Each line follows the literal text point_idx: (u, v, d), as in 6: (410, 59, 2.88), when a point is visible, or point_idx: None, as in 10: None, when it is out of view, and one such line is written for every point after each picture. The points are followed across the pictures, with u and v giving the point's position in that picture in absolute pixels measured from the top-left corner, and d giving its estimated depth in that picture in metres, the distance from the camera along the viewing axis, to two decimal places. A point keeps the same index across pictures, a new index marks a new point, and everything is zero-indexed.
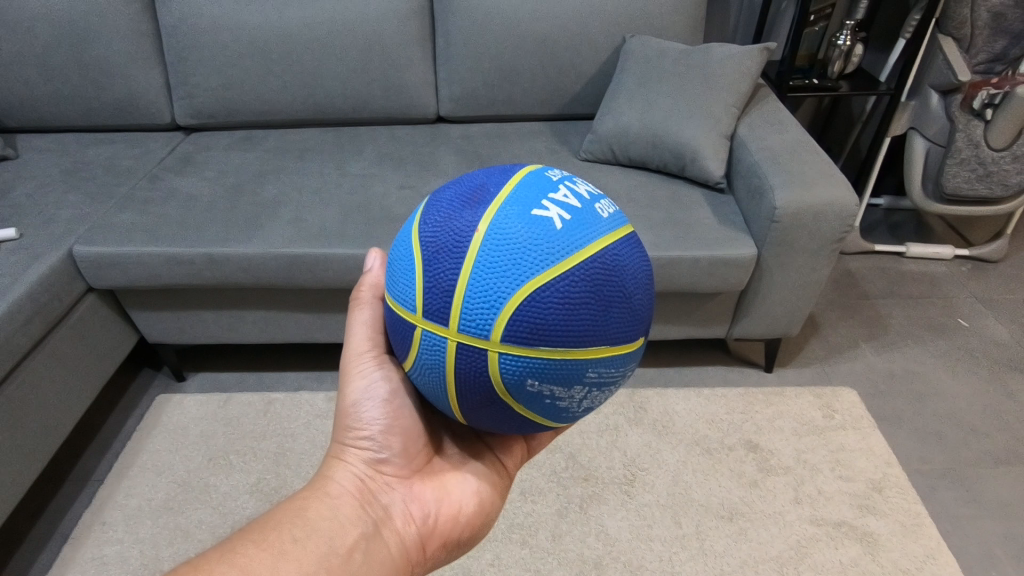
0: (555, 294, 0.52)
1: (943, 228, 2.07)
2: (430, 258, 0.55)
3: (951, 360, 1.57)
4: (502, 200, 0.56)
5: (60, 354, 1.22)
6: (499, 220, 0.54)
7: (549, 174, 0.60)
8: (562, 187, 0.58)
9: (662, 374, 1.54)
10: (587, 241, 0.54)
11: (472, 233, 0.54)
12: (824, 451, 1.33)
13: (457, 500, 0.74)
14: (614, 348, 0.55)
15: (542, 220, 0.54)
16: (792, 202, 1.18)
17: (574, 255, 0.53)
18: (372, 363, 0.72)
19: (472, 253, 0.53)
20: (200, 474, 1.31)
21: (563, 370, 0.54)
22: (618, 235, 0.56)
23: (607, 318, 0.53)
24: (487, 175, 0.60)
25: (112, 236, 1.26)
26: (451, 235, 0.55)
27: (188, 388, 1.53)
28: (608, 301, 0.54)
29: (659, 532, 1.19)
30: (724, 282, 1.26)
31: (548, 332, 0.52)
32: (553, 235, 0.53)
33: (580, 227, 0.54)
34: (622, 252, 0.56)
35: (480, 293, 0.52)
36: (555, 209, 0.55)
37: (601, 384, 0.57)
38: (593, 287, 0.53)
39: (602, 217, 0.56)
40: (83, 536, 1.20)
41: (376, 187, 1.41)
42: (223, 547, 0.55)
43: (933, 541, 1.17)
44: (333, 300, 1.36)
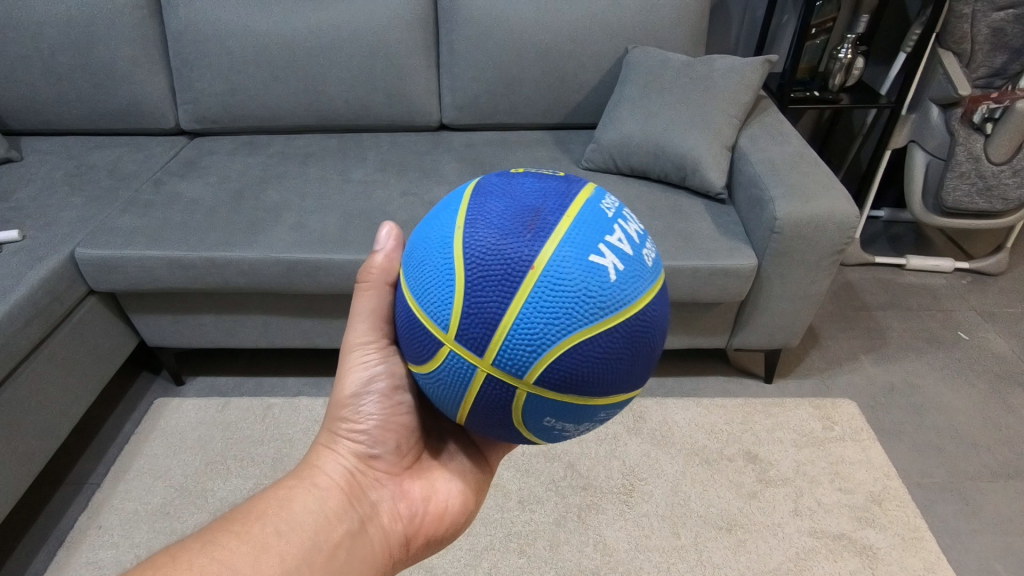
0: (597, 348, 0.51)
1: (943, 241, 2.07)
2: (474, 282, 0.52)
3: (950, 373, 1.57)
4: (560, 236, 0.53)
5: (60, 356, 1.22)
6: (556, 260, 0.51)
7: (605, 205, 0.57)
8: (618, 228, 0.55)
9: (661, 384, 1.53)
10: (635, 298, 0.53)
11: (526, 268, 0.51)
12: (824, 462, 1.32)
13: (443, 499, 0.74)
14: (628, 395, 0.58)
15: (599, 269, 0.51)
16: (793, 213, 1.18)
17: (622, 312, 0.52)
18: (374, 355, 0.71)
19: (523, 290, 0.51)
20: (197, 479, 1.31)
21: (581, 413, 0.56)
22: (658, 288, 0.56)
23: (632, 370, 0.55)
24: (543, 196, 0.56)
25: (114, 239, 1.26)
26: (501, 265, 0.52)
27: (187, 391, 1.53)
28: (637, 354, 0.55)
29: (657, 542, 1.18)
30: (725, 292, 1.26)
31: (580, 382, 0.52)
32: (607, 287, 0.51)
33: (633, 281, 0.53)
34: (659, 307, 0.56)
35: (524, 334, 0.51)
36: (612, 257, 0.53)
37: (606, 419, 0.60)
38: (631, 344, 0.53)
39: (650, 270, 0.56)
40: (78, 540, 1.19)
41: (378, 194, 1.42)
42: (205, 538, 0.54)
43: (932, 555, 1.16)
44: (333, 306, 1.36)
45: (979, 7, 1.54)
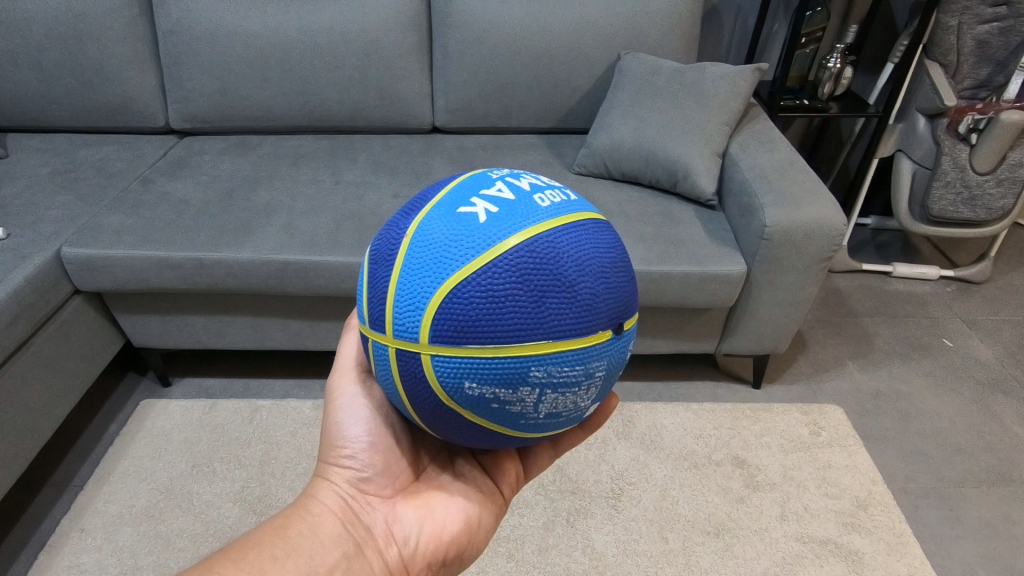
0: (477, 287, 0.53)
1: (928, 249, 2.10)
2: (373, 268, 0.59)
3: (935, 379, 1.59)
4: (435, 204, 0.59)
5: (44, 357, 1.20)
6: (428, 222, 0.57)
7: (489, 175, 0.62)
8: (498, 185, 0.60)
9: (651, 389, 1.54)
10: (512, 231, 0.54)
11: (404, 238, 0.57)
12: (811, 468, 1.33)
13: (441, 520, 0.71)
14: (557, 344, 0.53)
15: (466, 216, 0.56)
16: (782, 220, 1.20)
17: (497, 246, 0.53)
18: (356, 381, 0.74)
19: (401, 257, 0.56)
20: (183, 482, 1.29)
21: (499, 369, 0.53)
22: (554, 223, 0.56)
23: (540, 309, 0.52)
24: (432, 187, 0.64)
25: (101, 238, 1.25)
26: (389, 244, 0.59)
27: (173, 393, 1.51)
28: (540, 292, 0.53)
29: (646, 547, 1.18)
30: (714, 297, 1.27)
31: (472, 328, 0.52)
32: (476, 228, 0.54)
33: (507, 217, 0.55)
34: (558, 239, 0.55)
35: (406, 292, 0.55)
36: (482, 204, 0.57)
37: (555, 384, 0.55)
38: (519, 276, 0.53)
39: (537, 208, 0.57)
40: (60, 543, 1.17)
41: (370, 196, 1.41)
42: (201, 565, 0.55)
43: (917, 560, 1.17)
44: (323, 308, 1.36)
45: (965, 20, 1.56)
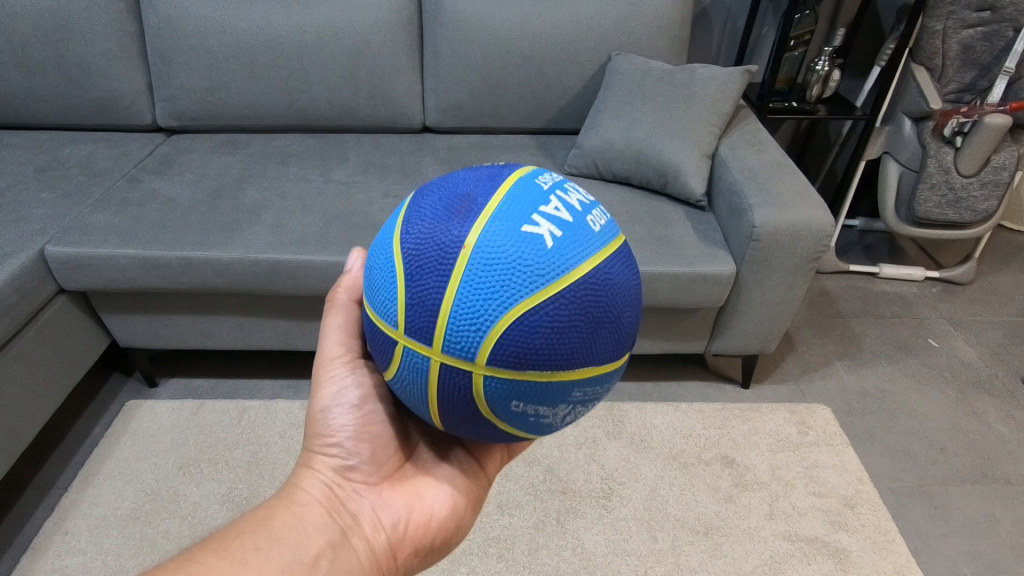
0: (544, 317, 0.51)
1: (915, 250, 2.12)
2: (413, 272, 0.54)
3: (921, 379, 1.61)
4: (491, 214, 0.54)
5: (27, 357, 1.18)
6: (487, 236, 0.52)
7: (539, 180, 0.58)
8: (554, 199, 0.56)
9: (641, 388, 1.55)
10: (580, 261, 0.53)
11: (461, 250, 0.52)
12: (798, 467, 1.35)
13: (429, 506, 0.72)
14: (600, 368, 0.56)
15: (531, 237, 0.52)
16: (771, 221, 1.20)
17: (565, 276, 0.52)
18: (344, 368, 0.71)
19: (456, 271, 0.52)
20: (169, 483, 1.28)
21: (549, 392, 0.54)
22: (609, 251, 0.55)
23: (595, 340, 0.53)
24: (472, 181, 0.58)
25: (86, 237, 1.23)
26: (438, 252, 0.53)
27: (160, 393, 1.50)
28: (596, 321, 0.53)
29: (635, 546, 1.19)
30: (704, 298, 1.28)
31: (534, 356, 0.52)
32: (544, 254, 0.52)
33: (575, 246, 0.53)
34: (613, 269, 0.55)
35: (465, 313, 0.51)
36: (546, 224, 0.53)
37: (585, 400, 0.58)
38: (582, 309, 0.52)
39: (596, 234, 0.55)
40: (43, 546, 1.16)
41: (359, 196, 1.41)
42: (182, 557, 0.53)
43: (902, 558, 1.19)
44: (311, 307, 1.35)
45: (950, 24, 1.58)
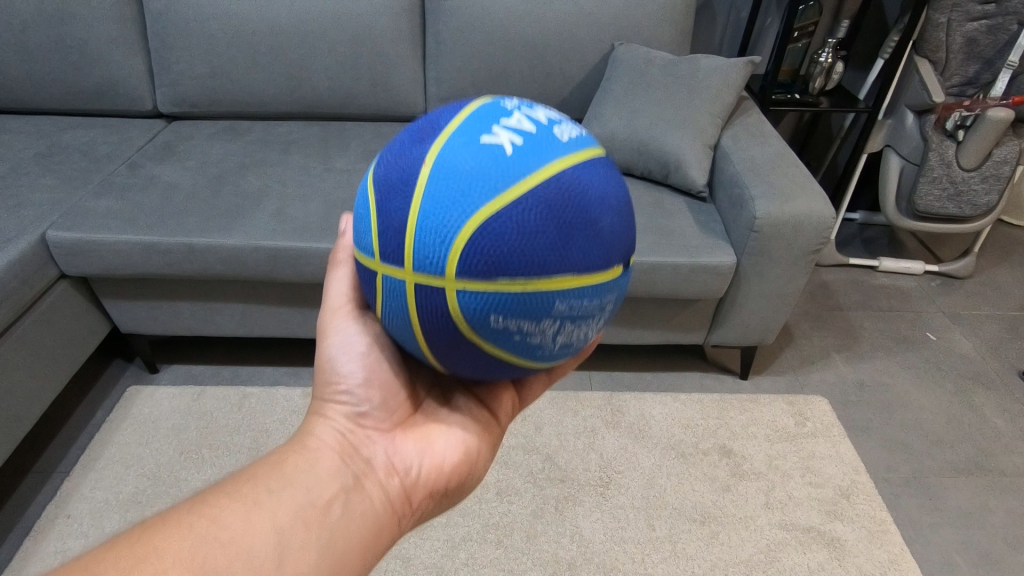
0: (509, 220, 0.52)
1: (914, 244, 2.13)
2: (384, 200, 0.57)
3: (918, 372, 1.62)
4: (456, 133, 0.56)
5: (29, 341, 1.18)
6: (448, 151, 0.55)
7: (504, 104, 0.60)
8: (517, 114, 0.58)
9: (640, 378, 1.56)
10: (543, 166, 0.54)
11: (426, 169, 0.55)
12: (795, 457, 1.36)
13: (440, 452, 0.73)
14: (581, 278, 0.54)
15: (492, 147, 0.54)
16: (772, 212, 1.21)
17: (526, 179, 0.53)
18: (348, 319, 0.72)
19: (420, 189, 0.54)
20: (170, 468, 1.29)
21: (527, 303, 0.53)
22: (576, 159, 0.56)
23: (568, 244, 0.53)
24: (440, 113, 0.61)
25: (88, 222, 1.23)
26: (405, 174, 0.56)
27: (160, 379, 1.50)
28: (568, 225, 0.53)
29: (633, 534, 1.20)
30: (704, 289, 1.28)
31: (501, 262, 0.52)
32: (502, 159, 0.53)
33: (537, 153, 0.54)
34: (580, 174, 0.55)
35: (429, 226, 0.53)
36: (506, 135, 0.55)
37: (573, 317, 0.56)
38: (549, 211, 0.52)
39: (562, 144, 0.57)
40: (46, 529, 1.17)
41: (360, 184, 1.41)
42: (195, 499, 0.54)
43: (896, 547, 1.20)
44: (312, 295, 1.35)
45: (954, 17, 1.58)
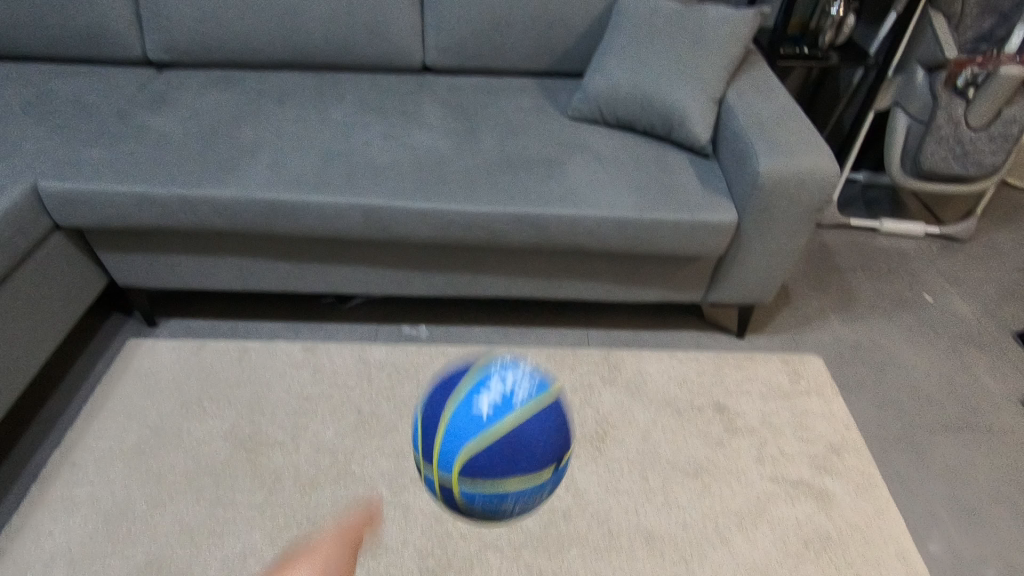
0: (473, 463, 0.66)
1: (916, 205, 2.11)
2: (417, 432, 0.74)
3: (913, 333, 1.63)
4: (463, 391, 0.69)
5: (26, 292, 1.18)
6: (438, 415, 0.70)
7: (486, 369, 0.71)
8: (489, 383, 0.69)
9: (636, 337, 1.57)
10: (504, 412, 0.66)
11: (435, 408, 0.71)
12: (788, 413, 1.38)
13: None
14: (522, 480, 0.66)
15: (468, 424, 0.66)
16: (776, 168, 1.19)
17: (469, 443, 0.65)
18: None
19: (424, 435, 0.71)
20: (172, 419, 1.30)
21: (487, 495, 0.67)
22: (522, 411, 0.67)
23: (506, 469, 0.65)
24: (439, 391, 0.72)
25: (80, 173, 1.21)
26: (435, 398, 0.72)
27: (160, 333, 1.51)
28: (510, 457, 0.65)
29: (627, 485, 1.23)
30: (704, 246, 1.28)
31: (469, 474, 0.66)
32: (465, 424, 0.66)
33: (509, 387, 0.68)
34: (523, 419, 0.66)
35: (431, 449, 0.70)
36: (479, 402, 0.67)
37: (528, 506, 0.70)
38: (492, 457, 0.65)
39: (528, 394, 0.68)
40: (52, 476, 1.19)
41: (358, 136, 1.38)
42: None
43: (883, 500, 1.23)
44: (310, 249, 1.34)
45: None
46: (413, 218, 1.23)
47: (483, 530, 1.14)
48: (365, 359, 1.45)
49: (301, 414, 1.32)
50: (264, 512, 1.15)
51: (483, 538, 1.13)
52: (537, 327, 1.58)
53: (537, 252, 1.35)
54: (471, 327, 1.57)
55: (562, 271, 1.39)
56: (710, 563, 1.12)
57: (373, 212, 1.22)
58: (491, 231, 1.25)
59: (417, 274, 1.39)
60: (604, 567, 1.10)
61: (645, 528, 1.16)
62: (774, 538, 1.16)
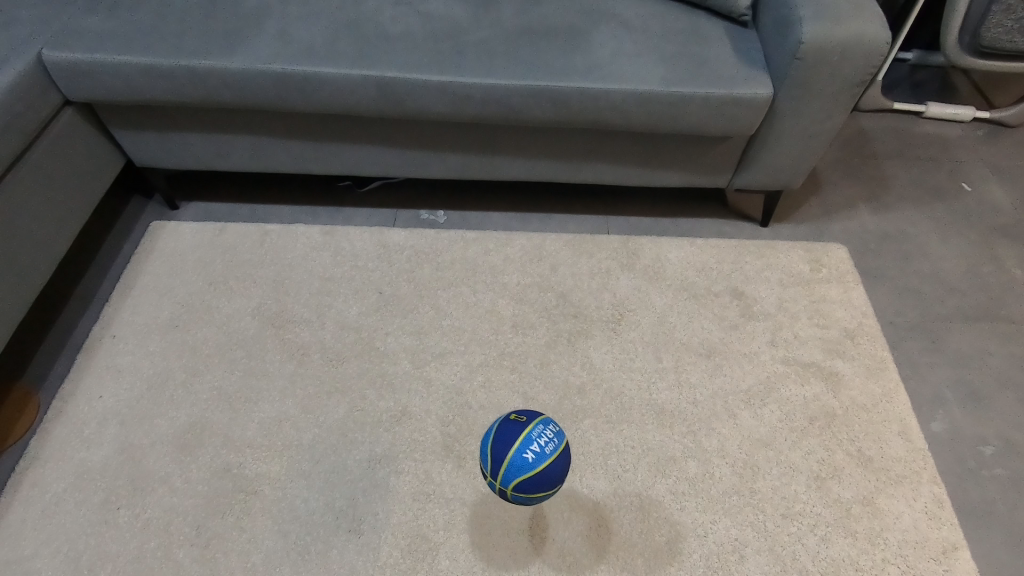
0: (524, 487, 0.78)
1: (967, 88, 1.96)
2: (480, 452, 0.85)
3: (944, 223, 1.58)
4: (518, 438, 0.78)
5: (46, 169, 1.18)
6: (497, 460, 0.79)
7: (530, 432, 0.79)
8: (531, 444, 0.78)
9: (657, 224, 1.55)
10: (543, 461, 0.77)
11: (496, 449, 0.79)
12: (806, 300, 1.38)
13: None
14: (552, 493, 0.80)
15: (516, 464, 0.77)
16: (820, 36, 1.10)
17: (519, 479, 0.77)
18: None
19: (486, 467, 0.81)
20: (201, 297, 1.35)
21: (532, 492, 0.79)
22: (553, 459, 0.78)
23: (545, 486, 0.78)
24: (499, 433, 0.81)
25: (83, 43, 1.16)
26: (492, 443, 0.80)
27: (182, 215, 1.52)
28: (543, 485, 0.78)
29: (640, 364, 1.27)
30: (734, 125, 1.21)
31: (518, 492, 0.79)
32: (516, 467, 0.77)
33: (548, 448, 0.78)
34: (555, 467, 0.78)
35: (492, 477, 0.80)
36: (525, 453, 0.77)
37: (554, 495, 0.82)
38: (535, 489, 0.78)
39: (560, 446, 0.80)
40: (95, 347, 1.26)
41: (368, 3, 1.28)
42: None
43: (892, 382, 1.26)
44: (324, 128, 1.30)
45: None
46: (430, 93, 1.17)
47: (501, 401, 1.20)
48: (384, 243, 1.46)
49: (325, 294, 1.36)
50: (294, 381, 1.22)
51: (501, 408, 1.19)
52: (555, 213, 1.56)
53: (557, 132, 1.30)
54: (490, 213, 1.56)
55: (583, 153, 1.34)
56: (716, 435, 1.17)
57: (388, 85, 1.17)
58: (510, 107, 1.19)
59: (434, 155, 1.36)
60: (615, 436, 1.16)
61: (656, 403, 1.21)
62: (780, 414, 1.20)
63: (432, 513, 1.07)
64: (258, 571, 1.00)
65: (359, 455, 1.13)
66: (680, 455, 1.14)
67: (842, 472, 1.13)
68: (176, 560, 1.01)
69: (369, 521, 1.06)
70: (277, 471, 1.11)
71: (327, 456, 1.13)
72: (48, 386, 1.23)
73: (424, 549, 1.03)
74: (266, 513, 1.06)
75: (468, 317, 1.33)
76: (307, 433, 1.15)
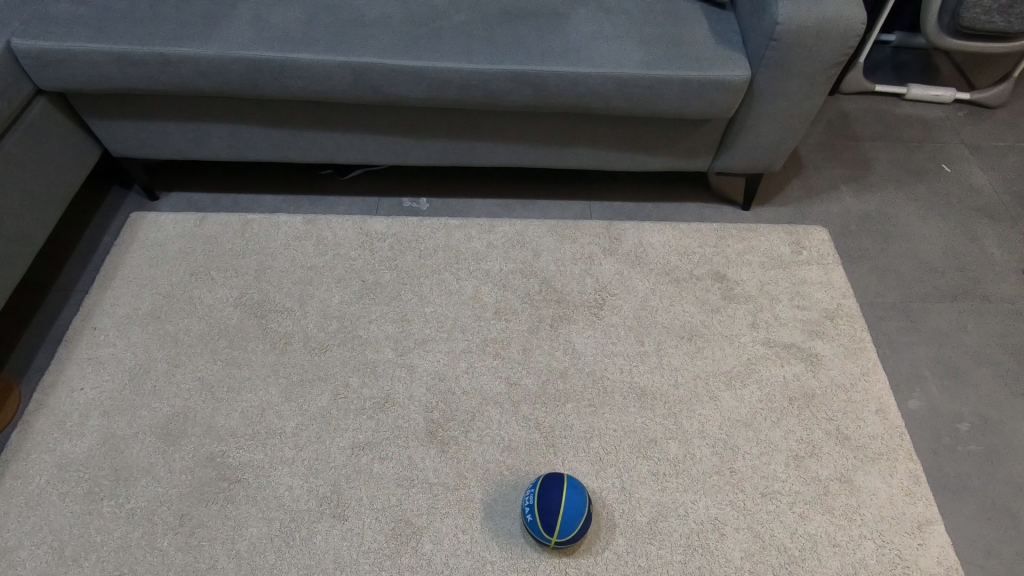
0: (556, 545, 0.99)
1: (949, 69, 1.97)
2: (554, 506, 0.96)
3: (925, 204, 1.59)
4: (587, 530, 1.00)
5: (20, 160, 1.16)
6: (574, 537, 0.96)
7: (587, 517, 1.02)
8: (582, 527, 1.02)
9: (640, 209, 1.55)
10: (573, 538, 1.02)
11: (579, 532, 0.96)
12: (787, 282, 1.39)
13: None
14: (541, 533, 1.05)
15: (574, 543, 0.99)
16: (796, 16, 1.10)
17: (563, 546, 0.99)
18: None
19: (561, 531, 0.96)
20: (182, 288, 1.34)
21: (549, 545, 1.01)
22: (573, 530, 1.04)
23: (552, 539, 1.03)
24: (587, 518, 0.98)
25: (53, 30, 1.14)
26: (578, 525, 0.96)
27: (162, 206, 1.51)
28: None
29: (623, 348, 1.27)
30: (713, 107, 1.21)
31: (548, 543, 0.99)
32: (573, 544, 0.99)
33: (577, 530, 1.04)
34: None
35: (556, 533, 0.96)
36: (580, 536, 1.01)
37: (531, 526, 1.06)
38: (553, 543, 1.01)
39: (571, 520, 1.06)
40: (76, 339, 1.25)
41: None
42: None
43: (870, 362, 1.27)
44: (301, 114, 1.29)
45: None
46: (406, 78, 1.16)
47: (484, 386, 1.21)
48: (366, 231, 1.46)
49: (308, 283, 1.36)
50: (277, 370, 1.22)
51: (484, 394, 1.20)
52: (538, 199, 1.56)
53: (537, 117, 1.29)
54: (473, 201, 1.55)
55: (563, 138, 1.34)
56: (697, 416, 1.19)
57: (364, 71, 1.16)
58: (488, 91, 1.19)
59: (415, 141, 1.35)
60: (598, 419, 1.17)
61: (638, 386, 1.22)
62: (760, 395, 1.22)
63: (416, 498, 1.08)
64: (242, 558, 1.01)
65: (342, 442, 1.14)
66: (661, 437, 1.16)
67: (821, 451, 1.15)
68: (161, 549, 1.02)
69: (353, 506, 1.07)
70: (261, 459, 1.11)
71: (312, 443, 1.13)
72: (29, 378, 1.22)
73: (408, 532, 1.04)
74: (251, 500, 1.07)
75: (451, 303, 1.33)
76: (290, 422, 1.16)
